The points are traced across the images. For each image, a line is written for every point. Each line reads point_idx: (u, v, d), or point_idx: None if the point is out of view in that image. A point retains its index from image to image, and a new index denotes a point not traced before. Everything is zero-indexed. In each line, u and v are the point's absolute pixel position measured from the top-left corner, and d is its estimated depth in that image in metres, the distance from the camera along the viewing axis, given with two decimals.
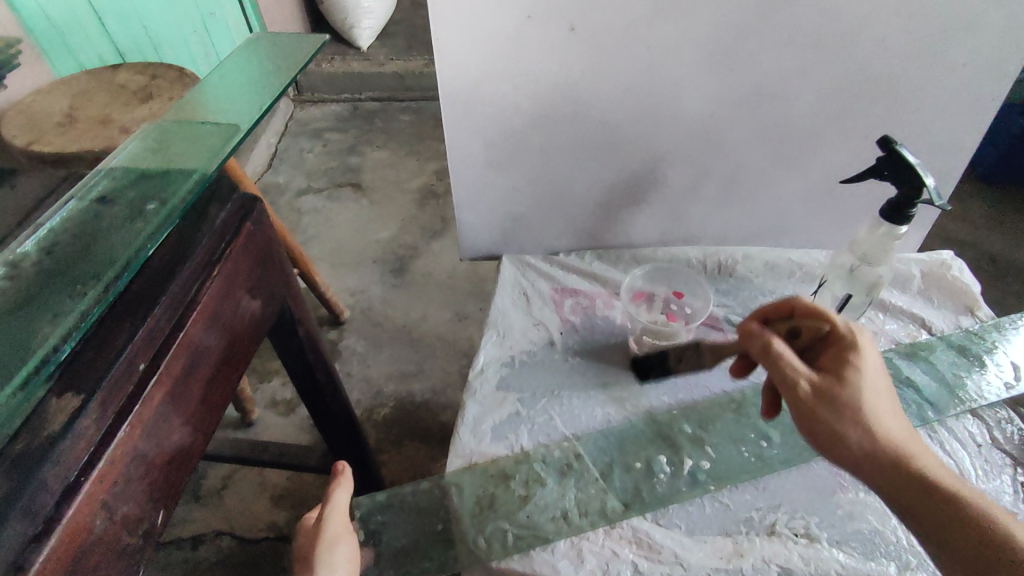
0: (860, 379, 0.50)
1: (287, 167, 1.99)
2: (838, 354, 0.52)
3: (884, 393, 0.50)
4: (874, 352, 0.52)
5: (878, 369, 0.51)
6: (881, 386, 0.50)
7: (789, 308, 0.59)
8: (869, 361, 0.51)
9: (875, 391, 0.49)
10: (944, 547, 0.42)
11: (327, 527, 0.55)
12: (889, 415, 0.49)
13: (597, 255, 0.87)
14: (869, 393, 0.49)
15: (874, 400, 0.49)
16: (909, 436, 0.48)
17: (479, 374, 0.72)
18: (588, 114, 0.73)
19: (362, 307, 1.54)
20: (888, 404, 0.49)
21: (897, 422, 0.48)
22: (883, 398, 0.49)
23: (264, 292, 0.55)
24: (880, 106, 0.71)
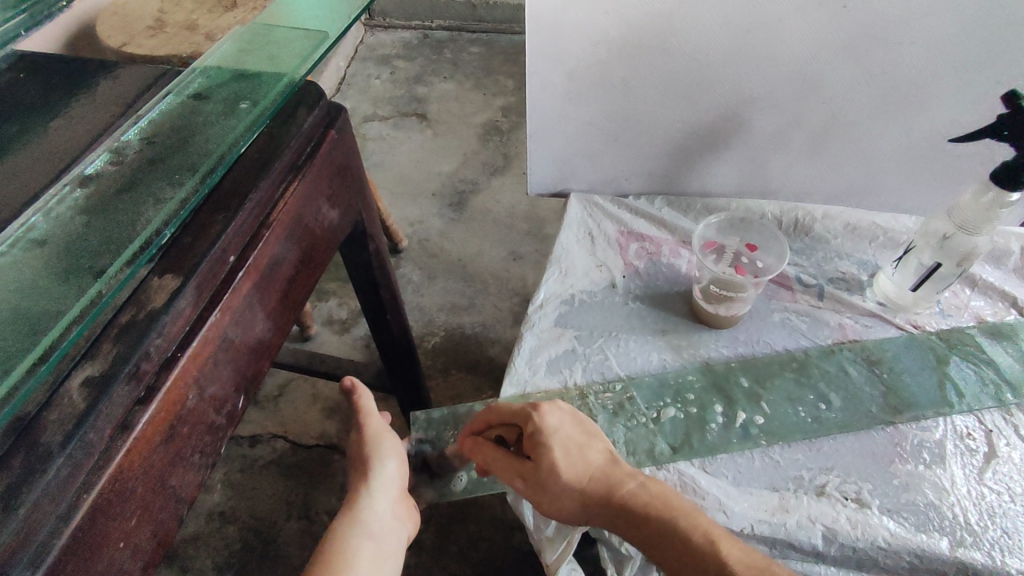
0: (551, 454, 0.55)
1: (354, 92, 1.99)
2: (528, 441, 0.57)
3: (577, 444, 0.57)
4: (554, 409, 0.58)
5: (563, 423, 0.57)
6: (569, 439, 0.57)
7: (488, 423, 0.61)
8: (552, 422, 0.57)
9: (565, 451, 0.56)
10: (695, 552, 0.49)
11: (367, 431, 0.63)
12: (591, 457, 0.56)
13: (667, 202, 0.85)
14: (564, 463, 0.55)
15: (574, 468, 0.55)
16: (611, 469, 0.55)
17: (538, 309, 0.73)
18: (678, 49, 0.69)
19: (419, 238, 1.56)
20: (587, 456, 0.56)
21: (599, 461, 0.56)
22: (584, 451, 0.56)
23: (342, 202, 0.56)
24: (1008, 58, 0.65)
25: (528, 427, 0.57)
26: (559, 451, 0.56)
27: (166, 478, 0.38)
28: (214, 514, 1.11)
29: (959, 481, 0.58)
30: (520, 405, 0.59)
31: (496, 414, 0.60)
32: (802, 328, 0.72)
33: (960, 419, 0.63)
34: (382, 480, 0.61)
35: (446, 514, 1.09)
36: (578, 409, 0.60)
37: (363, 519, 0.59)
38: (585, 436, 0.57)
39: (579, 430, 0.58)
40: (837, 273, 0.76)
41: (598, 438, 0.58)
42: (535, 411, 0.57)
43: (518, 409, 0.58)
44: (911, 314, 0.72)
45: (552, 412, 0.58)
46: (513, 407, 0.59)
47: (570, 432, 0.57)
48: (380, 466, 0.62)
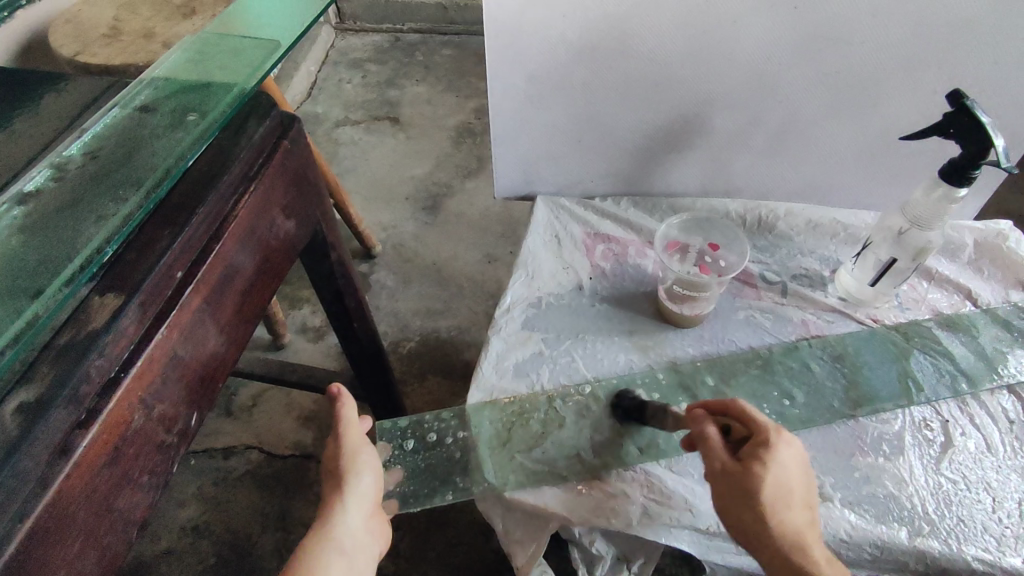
0: (766, 475, 0.50)
1: (326, 97, 1.97)
2: (751, 450, 0.52)
3: (792, 490, 0.51)
4: (792, 446, 0.53)
5: (792, 462, 0.52)
6: (794, 482, 0.52)
7: (724, 409, 0.56)
8: (785, 456, 0.52)
9: (782, 484, 0.51)
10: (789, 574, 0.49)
11: (344, 445, 0.59)
12: (796, 509, 0.51)
13: (633, 203, 0.85)
14: (774, 491, 0.50)
15: (774, 503, 0.50)
16: (808, 527, 0.51)
17: (505, 313, 0.73)
18: (637, 51, 0.70)
19: (393, 242, 1.55)
20: (794, 501, 0.51)
21: (801, 516, 0.51)
22: (792, 493, 0.51)
23: (299, 211, 0.56)
24: (956, 57, 0.66)
25: (762, 438, 0.52)
26: (775, 479, 0.50)
27: (112, 501, 0.37)
28: (188, 528, 1.09)
29: (917, 471, 0.60)
30: (770, 423, 0.53)
31: (740, 409, 0.55)
32: (766, 325, 0.73)
33: (918, 410, 0.65)
34: (357, 496, 0.58)
35: (423, 520, 1.09)
36: (801, 446, 0.54)
37: (334, 537, 0.56)
38: (801, 479, 0.52)
39: (802, 474, 0.52)
40: (800, 269, 0.77)
41: (809, 483, 0.53)
42: (780, 439, 0.52)
43: (764, 424, 0.53)
44: (871, 309, 0.73)
45: (793, 445, 0.53)
46: (764, 420, 0.54)
47: (796, 474, 0.52)
48: (354, 482, 0.58)
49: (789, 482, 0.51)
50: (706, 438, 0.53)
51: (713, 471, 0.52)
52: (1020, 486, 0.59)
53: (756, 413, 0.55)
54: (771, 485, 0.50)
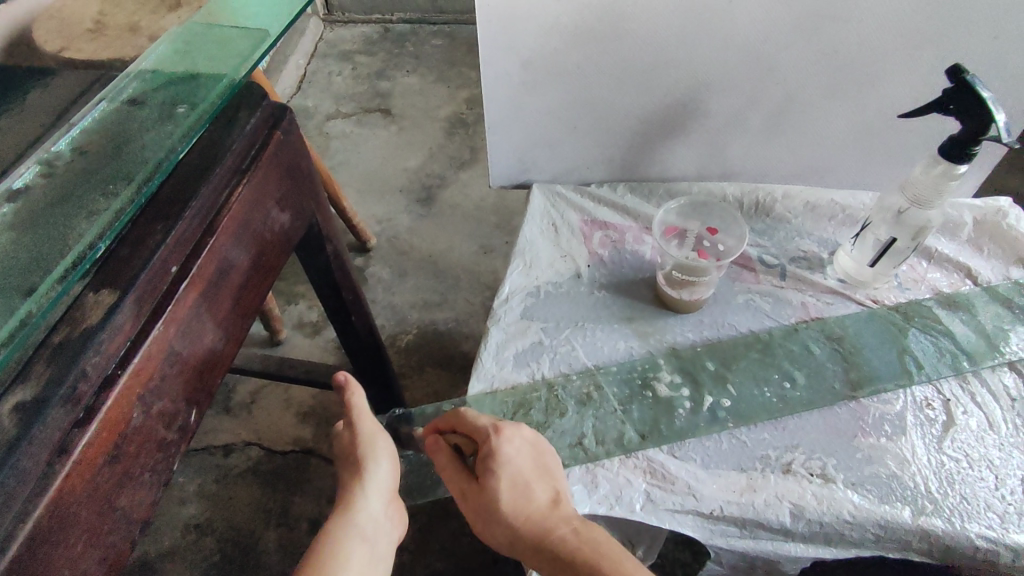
0: (497, 483, 0.54)
1: (316, 90, 1.95)
2: (482, 464, 0.55)
3: (528, 479, 0.54)
4: (514, 441, 0.55)
5: (517, 455, 0.55)
6: (522, 472, 0.55)
7: (452, 425, 0.60)
8: (507, 452, 0.55)
9: (507, 480, 0.54)
10: None
11: (360, 432, 0.60)
12: (535, 494, 0.54)
13: (629, 188, 0.85)
14: (507, 496, 0.54)
15: (512, 502, 0.54)
16: (548, 510, 0.53)
17: (504, 302, 0.72)
18: (633, 34, 0.69)
19: (388, 235, 1.54)
20: (533, 492, 0.54)
21: (542, 498, 0.54)
22: (532, 485, 0.54)
23: (292, 204, 0.55)
24: (954, 34, 0.65)
25: (486, 448, 0.55)
26: (505, 484, 0.54)
27: (114, 499, 0.37)
28: (191, 526, 1.09)
29: (919, 451, 0.60)
30: (488, 421, 0.57)
31: (462, 422, 0.58)
32: (766, 309, 0.72)
33: (919, 390, 0.65)
34: (376, 481, 0.58)
35: (426, 512, 1.09)
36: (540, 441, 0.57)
37: (356, 521, 0.56)
38: (535, 468, 0.55)
39: (533, 465, 0.55)
40: (799, 252, 0.77)
41: (553, 477, 0.55)
42: (495, 439, 0.55)
43: (481, 427, 0.56)
44: (871, 290, 0.73)
45: (513, 439, 0.55)
46: (483, 421, 0.57)
47: (523, 463, 0.55)
48: (374, 467, 0.58)
49: (506, 479, 0.54)
50: (441, 465, 0.58)
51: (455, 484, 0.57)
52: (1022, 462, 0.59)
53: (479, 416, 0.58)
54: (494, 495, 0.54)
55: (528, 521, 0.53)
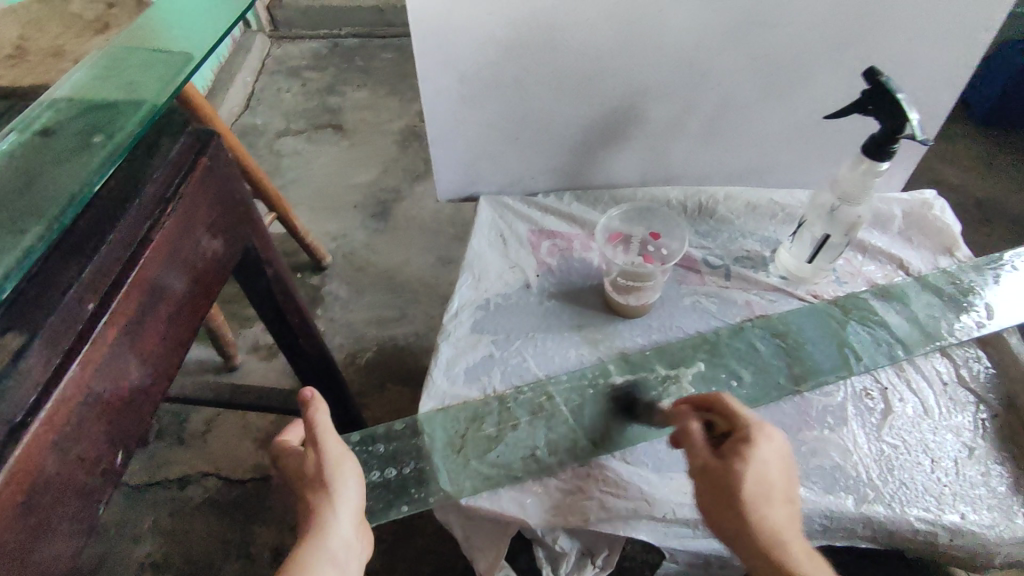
0: (744, 471, 0.52)
1: (264, 107, 1.92)
2: (731, 448, 0.54)
3: (773, 489, 0.52)
4: (775, 441, 0.54)
5: (772, 458, 0.53)
6: (776, 479, 0.53)
7: (709, 405, 0.58)
8: (765, 450, 0.53)
9: (767, 485, 0.52)
10: None
11: (325, 450, 0.57)
12: (776, 503, 0.52)
13: (575, 196, 0.85)
14: (753, 489, 0.52)
15: (755, 499, 0.51)
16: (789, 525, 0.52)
17: (453, 317, 0.72)
18: (567, 46, 0.70)
19: (344, 252, 1.52)
20: (773, 503, 0.52)
21: (781, 512, 0.52)
22: (774, 499, 0.52)
23: (225, 231, 0.53)
24: (872, 37, 0.68)
25: (744, 434, 0.54)
26: (753, 475, 0.52)
27: (27, 554, 0.35)
28: (146, 565, 1.05)
29: (861, 440, 0.62)
30: (753, 418, 0.55)
31: (725, 405, 0.57)
32: (711, 309, 0.74)
33: (859, 380, 0.67)
34: (346, 500, 0.56)
35: (392, 532, 1.07)
36: (791, 455, 0.55)
37: (327, 546, 0.54)
38: (784, 478, 0.53)
39: (782, 475, 0.53)
40: (742, 251, 0.79)
41: (793, 494, 0.54)
42: (761, 434, 0.54)
43: (748, 419, 0.55)
44: (811, 286, 0.76)
45: (775, 439, 0.54)
46: (746, 415, 0.56)
47: (776, 469, 0.53)
48: (342, 486, 0.56)
49: (779, 483, 0.53)
50: (690, 433, 0.56)
51: (699, 475, 0.54)
52: (955, 443, 0.62)
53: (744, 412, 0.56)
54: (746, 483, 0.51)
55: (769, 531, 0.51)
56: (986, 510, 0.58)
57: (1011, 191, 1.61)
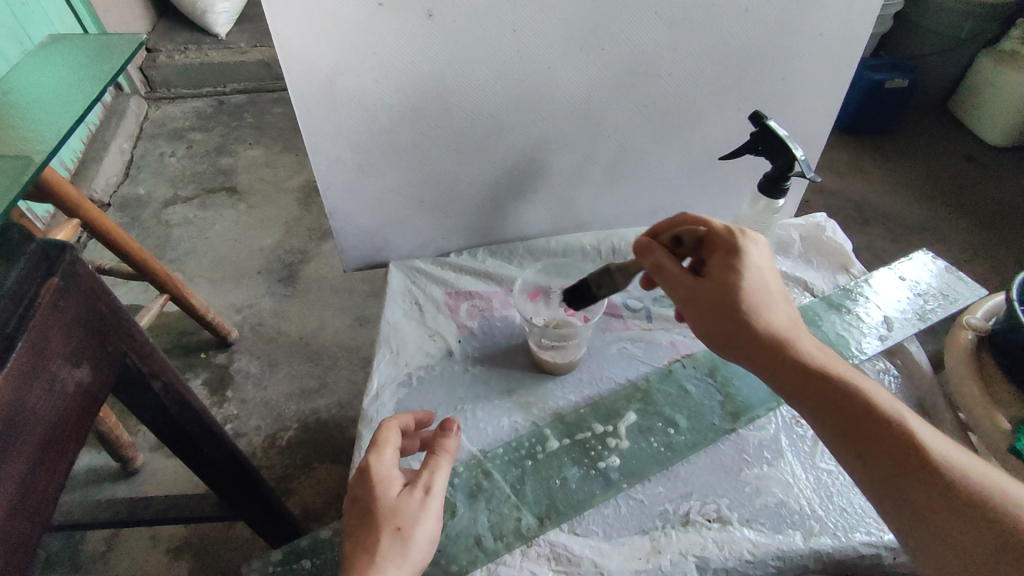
0: (728, 275, 0.52)
1: (147, 174, 1.78)
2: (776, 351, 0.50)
3: (770, 295, 0.52)
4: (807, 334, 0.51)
5: (759, 257, 0.53)
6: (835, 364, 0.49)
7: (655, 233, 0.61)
8: (746, 246, 0.53)
9: (760, 290, 0.52)
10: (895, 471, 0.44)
11: (417, 493, 0.49)
12: (779, 309, 0.51)
13: (489, 252, 0.83)
14: (748, 287, 0.51)
15: (753, 297, 0.51)
16: (821, 354, 0.49)
17: (374, 400, 0.67)
18: (460, 105, 0.68)
19: (251, 323, 1.42)
20: (774, 306, 0.51)
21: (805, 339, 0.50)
22: (779, 310, 0.51)
23: (95, 355, 0.48)
24: (750, 77, 0.72)
25: (713, 235, 0.56)
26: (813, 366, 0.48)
27: None
28: None
29: (799, 471, 0.62)
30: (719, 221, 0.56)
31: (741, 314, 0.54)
32: (639, 354, 0.73)
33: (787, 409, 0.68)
34: (411, 563, 0.46)
35: None
36: (803, 319, 0.52)
37: None
38: (770, 270, 0.53)
39: (773, 284, 0.53)
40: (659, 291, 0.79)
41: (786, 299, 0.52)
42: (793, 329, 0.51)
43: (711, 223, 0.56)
44: None
45: (756, 239, 0.55)
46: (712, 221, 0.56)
47: (765, 266, 0.53)
48: (415, 543, 0.47)
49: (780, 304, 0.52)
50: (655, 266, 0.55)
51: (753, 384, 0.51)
52: None
53: (756, 267, 0.52)
54: (748, 293, 0.51)
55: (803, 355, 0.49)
56: None
57: (883, 193, 1.75)
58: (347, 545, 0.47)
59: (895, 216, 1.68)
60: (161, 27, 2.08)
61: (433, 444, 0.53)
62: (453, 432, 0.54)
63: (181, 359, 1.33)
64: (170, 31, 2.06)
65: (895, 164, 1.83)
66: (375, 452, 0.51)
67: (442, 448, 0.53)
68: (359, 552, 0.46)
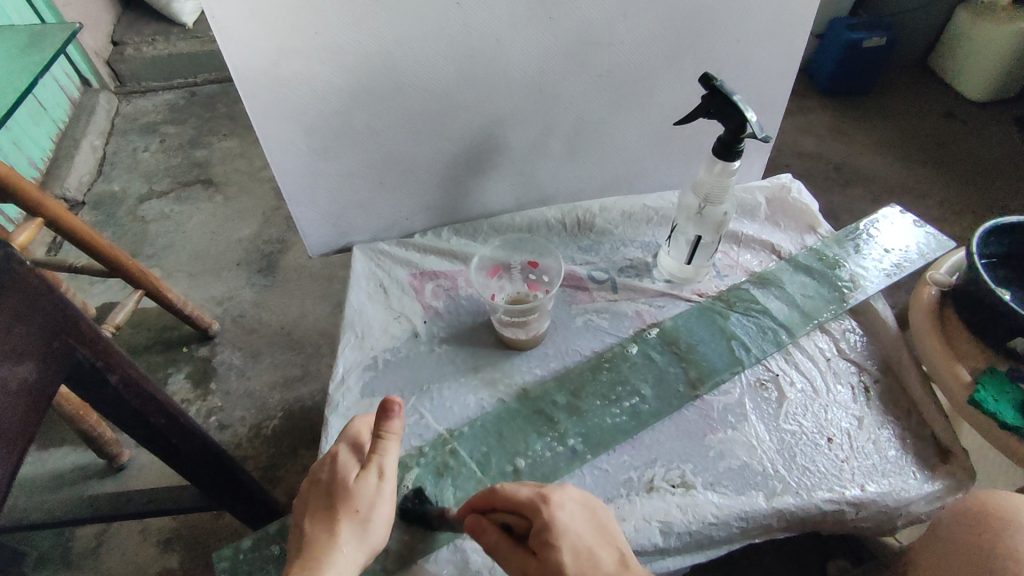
0: (558, 556, 0.48)
1: (120, 171, 1.76)
2: (538, 537, 0.50)
3: (591, 546, 0.49)
4: (567, 508, 0.51)
5: (575, 519, 0.50)
6: (585, 534, 0.50)
7: (492, 503, 0.53)
8: (564, 518, 0.50)
9: (587, 548, 0.49)
10: None
11: (370, 479, 0.52)
12: (603, 559, 0.49)
13: (454, 231, 0.82)
14: (571, 567, 0.48)
15: (578, 573, 0.48)
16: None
17: (340, 384, 0.68)
18: (409, 84, 0.67)
19: (232, 315, 1.41)
20: (599, 559, 0.49)
21: (609, 559, 0.49)
22: (595, 551, 0.49)
23: (39, 349, 0.48)
24: (705, 40, 0.71)
25: (540, 520, 0.50)
26: (570, 548, 0.49)
27: None
28: None
29: (763, 433, 0.63)
30: (536, 493, 0.51)
31: (507, 496, 0.52)
32: (604, 326, 0.73)
33: (752, 372, 0.68)
34: (367, 543, 0.50)
35: None
36: (611, 530, 0.51)
37: None
38: (596, 531, 0.51)
39: (591, 527, 0.51)
40: (625, 261, 0.79)
41: (610, 536, 0.51)
42: (550, 505, 0.50)
43: (527, 498, 0.51)
44: (695, 285, 0.77)
45: (565, 503, 0.51)
46: (526, 493, 0.51)
47: (585, 530, 0.50)
48: (371, 526, 0.51)
49: (579, 545, 0.49)
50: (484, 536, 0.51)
51: (511, 570, 0.50)
52: (846, 417, 0.65)
53: (570, 552, 0.48)
54: (560, 557, 0.48)
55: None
56: (882, 478, 0.61)
57: (863, 153, 1.74)
58: (304, 525, 0.51)
59: (876, 176, 1.68)
60: (126, 19, 2.04)
61: (378, 428, 0.53)
62: (396, 414, 0.53)
63: (164, 354, 1.33)
64: (136, 23, 2.02)
65: (876, 124, 1.82)
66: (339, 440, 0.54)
67: (388, 428, 0.53)
68: (319, 533, 0.50)
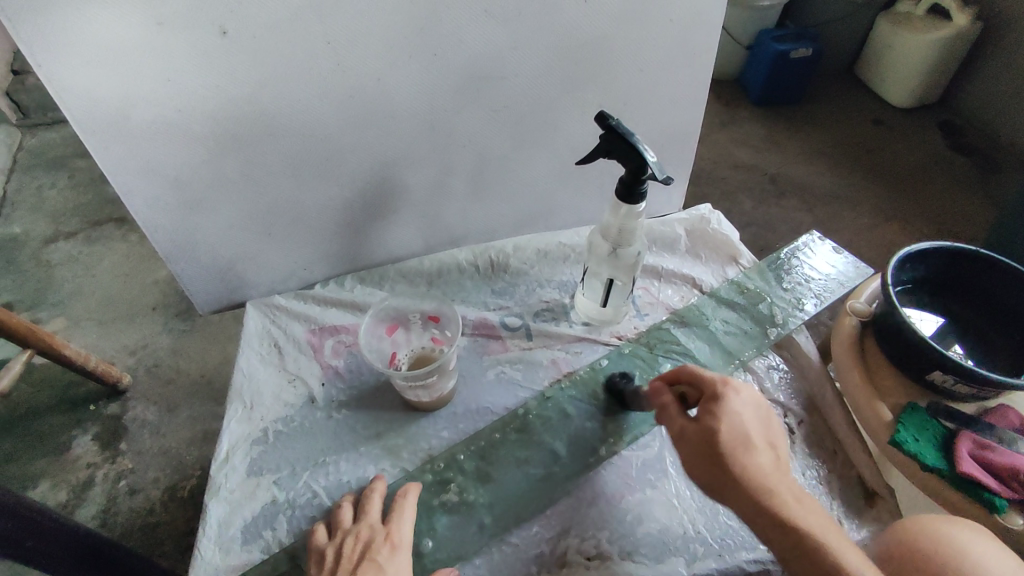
0: (721, 428, 0.48)
1: (23, 212, 1.63)
2: (704, 405, 0.50)
3: (747, 440, 0.48)
4: (743, 393, 0.50)
5: (748, 408, 0.49)
6: (753, 430, 0.48)
7: (677, 377, 0.54)
8: (739, 400, 0.49)
9: (747, 439, 0.48)
10: None
11: None
12: (760, 451, 0.48)
13: (358, 278, 0.77)
14: (732, 447, 0.47)
15: (734, 452, 0.47)
16: (773, 470, 0.47)
17: (222, 464, 0.61)
18: (287, 128, 0.61)
19: (146, 365, 1.31)
20: (755, 453, 0.47)
21: (765, 459, 0.47)
22: (750, 446, 0.48)
23: None
24: (606, 72, 0.67)
25: (716, 392, 0.50)
26: (730, 427, 0.48)
27: None
28: None
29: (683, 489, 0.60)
30: (726, 377, 0.51)
31: (690, 373, 0.53)
32: (518, 378, 0.68)
33: None
34: None
35: None
36: (781, 452, 0.49)
37: None
38: (761, 425, 0.49)
39: (760, 426, 0.49)
40: (541, 304, 0.75)
41: (773, 442, 0.49)
42: (728, 388, 0.50)
43: (709, 378, 0.51)
44: (613, 327, 0.73)
45: (743, 391, 0.50)
46: (710, 373, 0.52)
47: (752, 419, 0.49)
48: None
49: (739, 433, 0.48)
50: (664, 404, 0.53)
51: (675, 433, 0.51)
52: None
53: (760, 442, 0.48)
54: (733, 431, 0.48)
55: (755, 472, 0.46)
56: None
57: (796, 163, 1.76)
58: None
59: (809, 186, 1.69)
60: None
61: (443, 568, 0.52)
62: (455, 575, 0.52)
63: (68, 414, 1.22)
64: None
65: (806, 133, 1.84)
66: (400, 540, 0.52)
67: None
68: None
